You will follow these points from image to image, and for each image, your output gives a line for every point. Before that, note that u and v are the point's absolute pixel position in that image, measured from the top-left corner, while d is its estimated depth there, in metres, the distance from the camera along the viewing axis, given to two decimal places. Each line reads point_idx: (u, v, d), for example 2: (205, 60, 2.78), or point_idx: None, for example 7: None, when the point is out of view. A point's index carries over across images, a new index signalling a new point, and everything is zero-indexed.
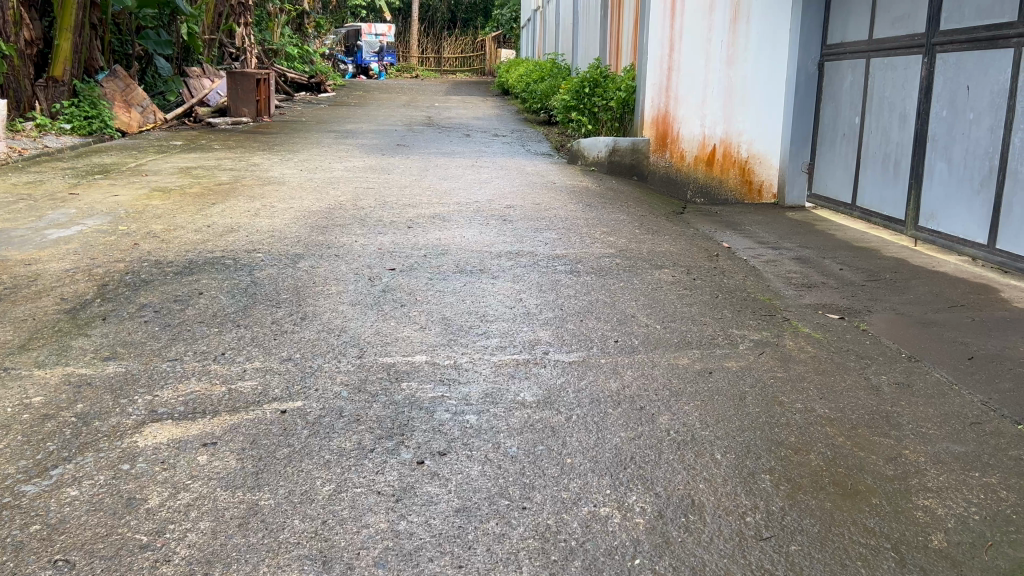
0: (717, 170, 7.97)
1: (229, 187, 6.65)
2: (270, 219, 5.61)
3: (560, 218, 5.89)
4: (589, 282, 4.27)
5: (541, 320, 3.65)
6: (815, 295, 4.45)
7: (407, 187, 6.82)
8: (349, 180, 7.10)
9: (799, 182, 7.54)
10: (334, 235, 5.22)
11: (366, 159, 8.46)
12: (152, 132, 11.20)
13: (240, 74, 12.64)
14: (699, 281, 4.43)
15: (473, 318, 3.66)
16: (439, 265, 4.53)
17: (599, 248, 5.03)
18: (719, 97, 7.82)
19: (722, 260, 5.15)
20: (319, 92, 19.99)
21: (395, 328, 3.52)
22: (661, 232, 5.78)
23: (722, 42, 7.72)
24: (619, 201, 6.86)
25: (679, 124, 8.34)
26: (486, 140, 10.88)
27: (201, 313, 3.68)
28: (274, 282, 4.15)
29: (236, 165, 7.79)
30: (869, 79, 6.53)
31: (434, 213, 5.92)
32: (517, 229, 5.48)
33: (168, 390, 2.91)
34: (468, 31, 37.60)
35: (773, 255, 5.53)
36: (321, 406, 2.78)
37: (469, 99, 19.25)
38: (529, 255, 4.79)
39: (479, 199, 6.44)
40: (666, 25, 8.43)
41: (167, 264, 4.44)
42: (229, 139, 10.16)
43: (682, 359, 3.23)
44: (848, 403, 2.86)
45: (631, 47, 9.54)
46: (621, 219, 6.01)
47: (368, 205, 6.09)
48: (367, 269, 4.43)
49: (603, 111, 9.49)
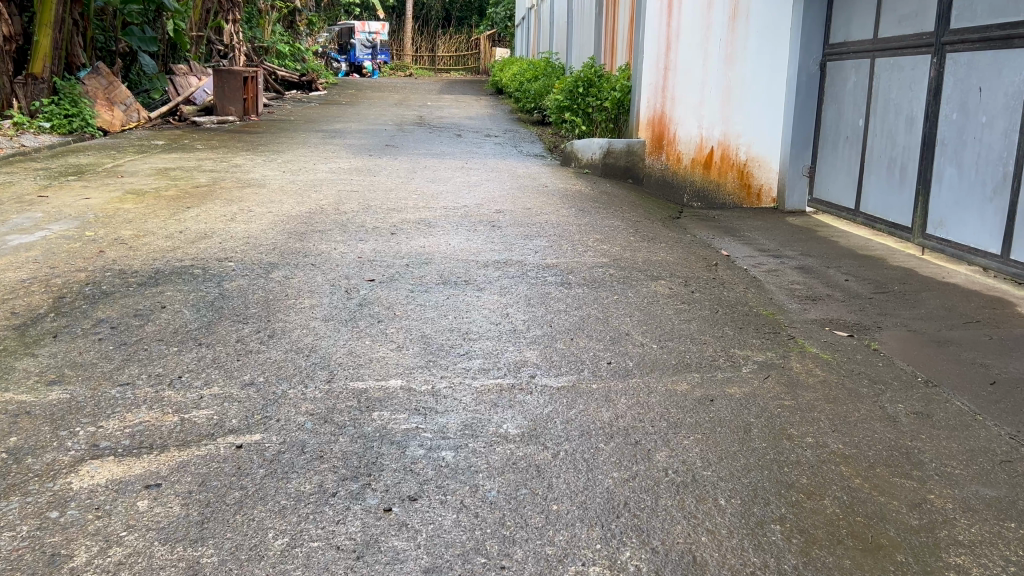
0: (715, 173, 7.71)
1: (207, 190, 6.37)
2: (247, 225, 5.33)
3: (552, 224, 5.63)
4: (581, 295, 4.01)
5: (528, 339, 3.38)
6: (820, 309, 4.19)
7: (393, 190, 6.55)
8: (333, 182, 6.82)
9: (799, 186, 7.30)
10: (313, 242, 4.95)
11: (352, 160, 8.18)
12: (135, 131, 10.90)
13: (226, 71, 12.30)
14: (698, 294, 4.17)
15: (455, 335, 3.39)
16: (422, 276, 4.26)
17: (592, 257, 4.77)
18: (717, 97, 7.56)
19: (721, 270, 4.89)
20: (311, 90, 19.67)
21: (370, 348, 3.25)
22: (658, 239, 5.53)
23: (721, 41, 7.46)
24: (613, 205, 6.58)
25: (675, 125, 8.06)
26: (477, 141, 10.62)
27: (161, 330, 3.41)
28: (243, 295, 3.87)
29: (217, 167, 7.50)
30: (874, 79, 6.29)
31: (420, 218, 5.65)
32: (506, 236, 5.21)
33: (114, 420, 2.63)
34: (462, 30, 37.33)
35: (775, 265, 5.27)
36: (281, 440, 2.51)
37: (462, 99, 18.98)
38: (518, 265, 4.52)
39: (468, 203, 6.18)
40: (663, 22, 8.15)
41: (131, 274, 4.16)
42: (213, 138, 9.87)
43: (680, 384, 2.97)
44: (864, 438, 2.61)
45: (626, 46, 9.27)
46: (615, 225, 5.74)
47: (351, 210, 5.82)
48: (344, 280, 4.16)
49: (597, 112, 9.20)
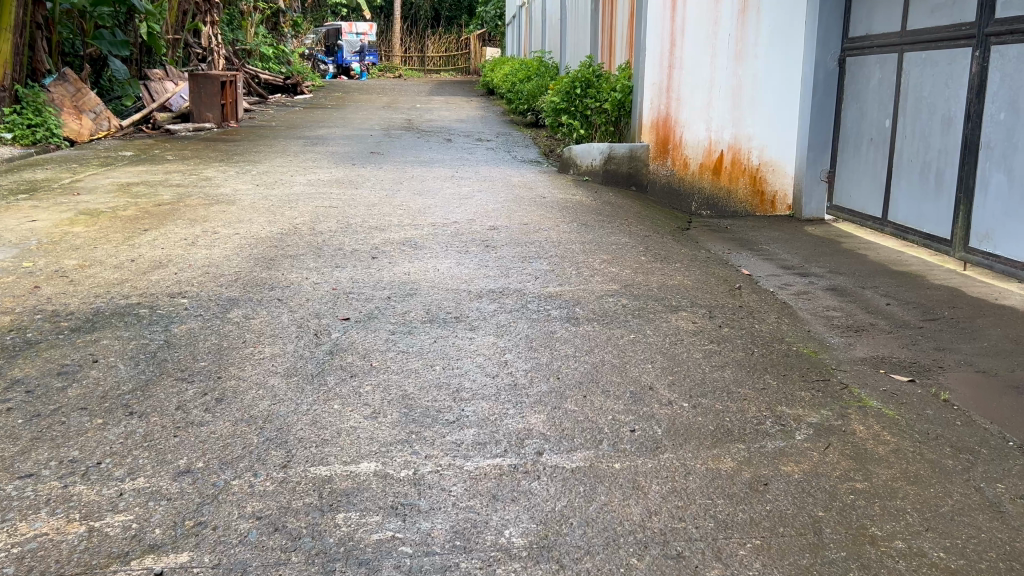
0: (725, 179, 7.17)
1: (170, 208, 5.76)
2: (209, 250, 4.73)
3: (552, 242, 5.04)
4: (592, 334, 3.42)
5: (532, 398, 2.79)
6: (868, 345, 3.61)
7: (377, 205, 5.95)
8: (311, 197, 6.23)
9: (818, 192, 6.73)
10: (282, 270, 4.35)
11: (333, 171, 7.58)
12: (105, 141, 10.27)
13: (203, 76, 11.70)
14: (727, 329, 3.59)
15: (443, 395, 2.80)
16: (405, 312, 3.68)
17: (601, 284, 4.18)
18: (726, 96, 7.04)
19: (746, 295, 4.30)
20: (296, 93, 19.05)
21: (339, 415, 2.65)
22: (672, 257, 4.94)
23: (729, 36, 6.93)
24: (619, 218, 6.00)
25: (681, 128, 7.50)
26: (468, 146, 10.03)
27: (86, 394, 2.80)
28: (194, 343, 3.28)
29: (185, 181, 6.90)
30: (903, 75, 5.72)
31: (405, 238, 5.07)
32: (503, 259, 4.62)
33: (1, 533, 2.03)
34: (452, 30, 36.74)
35: (803, 287, 4.70)
36: (214, 563, 1.92)
37: (452, 100, 18.43)
38: (516, 296, 3.94)
39: (458, 219, 5.58)
40: (665, 18, 7.58)
41: (65, 317, 3.56)
42: (187, 148, 9.26)
43: (722, 462, 2.39)
44: (968, 539, 2.04)
45: (625, 44, 8.69)
46: (623, 242, 5.15)
47: (328, 229, 5.23)
48: (313, 319, 3.57)
49: (597, 114, 8.54)
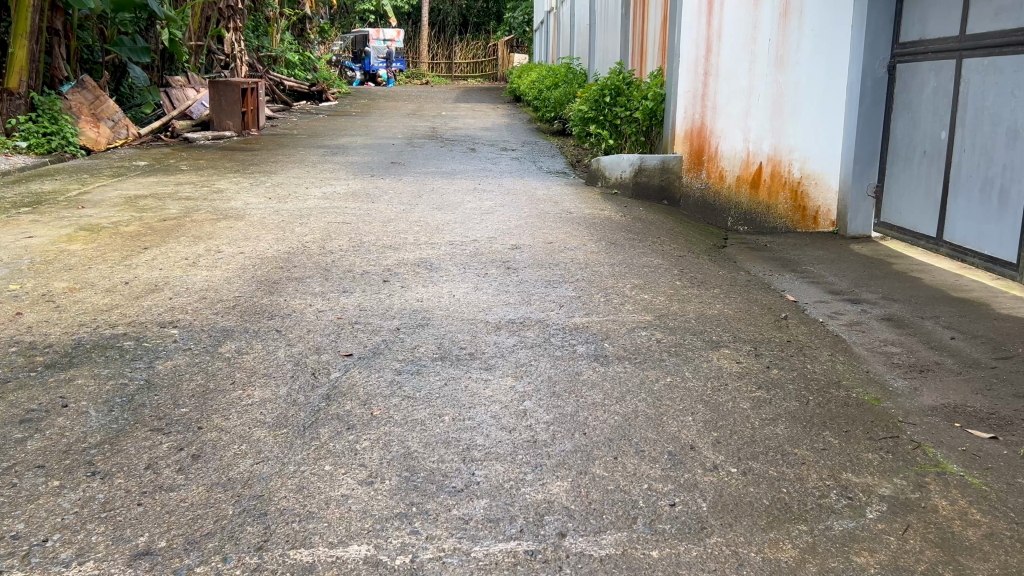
0: (764, 193, 6.74)
1: (175, 223, 5.46)
2: (210, 272, 4.41)
3: (578, 264, 4.66)
4: (622, 376, 3.02)
5: (553, 459, 2.40)
6: (937, 390, 3.19)
7: (392, 221, 5.61)
8: (324, 211, 5.90)
9: (864, 208, 6.33)
10: (284, 295, 4.01)
11: (350, 183, 7.26)
12: (122, 150, 10.04)
13: (224, 83, 11.48)
14: (777, 371, 3.18)
15: (450, 454, 2.42)
16: (414, 347, 3.32)
17: (632, 314, 3.78)
18: (767, 106, 6.59)
19: (793, 327, 3.88)
20: (320, 101, 18.85)
21: (329, 480, 2.29)
22: (709, 281, 4.52)
23: (770, 42, 6.49)
24: (650, 236, 5.60)
25: (717, 139, 7.04)
26: (492, 156, 9.68)
27: (48, 448, 2.46)
28: (177, 385, 2.94)
29: (196, 193, 6.61)
30: (961, 84, 5.28)
31: (420, 258, 4.71)
32: (525, 284, 4.25)
33: None
34: (479, 36, 36.50)
35: (855, 316, 4.27)
36: None
37: (478, 107, 18.13)
38: (538, 328, 3.56)
39: (478, 237, 5.22)
40: (701, 22, 7.12)
41: (42, 350, 3.23)
42: (203, 158, 9.00)
43: (782, 550, 1.99)
44: None
45: (657, 50, 8.26)
46: (655, 264, 4.75)
47: (338, 248, 4.89)
48: (312, 354, 3.22)
49: (626, 124, 8.10)
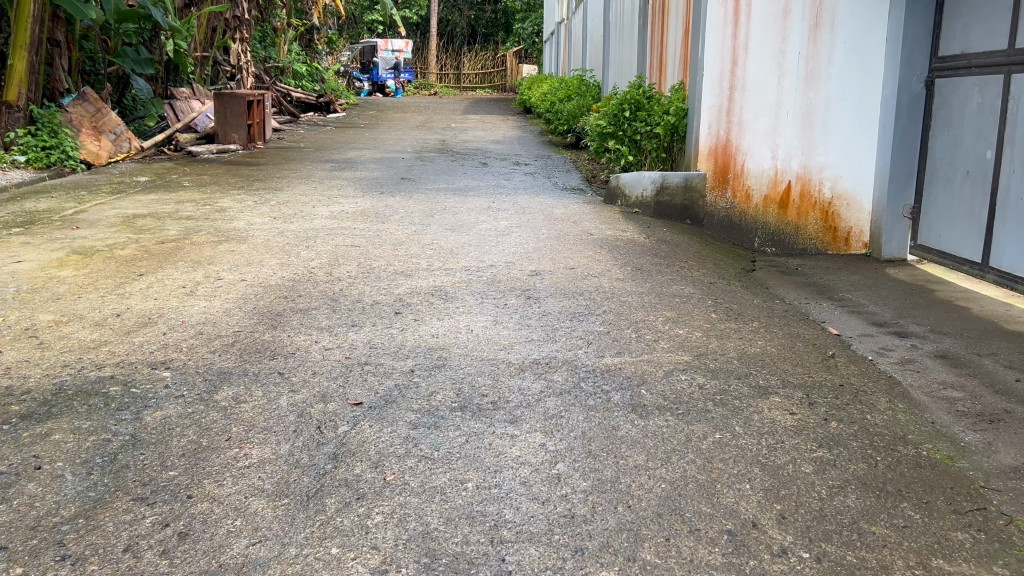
0: (793, 214, 6.43)
1: (173, 247, 5.17)
2: (208, 302, 4.10)
3: (603, 293, 4.34)
4: (664, 432, 2.69)
5: (596, 542, 2.07)
6: (1015, 445, 2.84)
7: (404, 243, 5.30)
8: (331, 232, 5.60)
9: (899, 231, 5.97)
10: (287, 329, 3.69)
11: (359, 200, 6.96)
12: (124, 164, 9.77)
13: (230, 95, 11.27)
14: (836, 425, 2.84)
15: (476, 535, 2.09)
16: (430, 394, 3.00)
17: (668, 354, 3.46)
18: (796, 121, 6.29)
19: (843, 368, 3.54)
20: (328, 112, 18.65)
21: (336, 569, 1.96)
22: (746, 313, 4.19)
23: (800, 55, 6.20)
24: (677, 260, 5.27)
25: (743, 156, 6.74)
26: (505, 171, 9.37)
27: (14, 524, 2.15)
28: (166, 441, 2.62)
29: (197, 212, 6.33)
30: (1010, 100, 4.94)
31: (433, 286, 4.40)
32: (548, 317, 3.93)
33: None
34: (488, 47, 36.28)
35: (906, 353, 3.93)
36: None
37: (489, 119, 17.87)
38: (566, 369, 3.24)
39: (494, 262, 4.90)
40: (727, 34, 6.80)
41: (19, 397, 2.92)
42: (206, 173, 8.73)
43: None
44: None
45: (678, 63, 7.95)
46: (687, 293, 4.43)
47: (346, 274, 4.58)
48: (317, 403, 2.90)
49: (647, 139, 7.80)
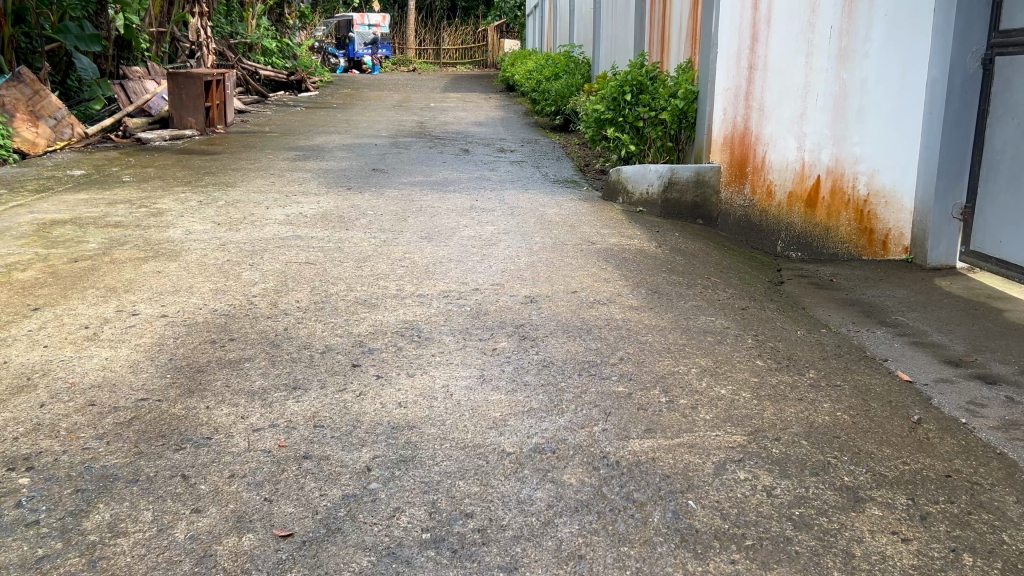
0: (822, 213, 5.57)
1: (88, 266, 4.24)
2: (111, 351, 3.18)
3: (616, 330, 3.47)
4: None
5: None
6: None
7: (368, 259, 4.40)
8: (283, 244, 4.69)
9: (948, 233, 5.04)
10: (207, 397, 2.79)
11: (321, 199, 6.03)
12: (64, 153, 8.75)
13: (185, 76, 10.25)
14: (971, 562, 1.99)
15: None
16: (392, 513, 2.12)
17: (713, 432, 2.58)
18: (826, 107, 5.40)
19: (940, 444, 2.69)
20: (299, 90, 17.65)
21: None
22: (797, 357, 3.34)
23: (830, 29, 5.29)
24: (698, 278, 4.41)
25: (763, 146, 5.86)
26: (490, 158, 8.45)
27: None
28: None
29: (128, 217, 5.38)
30: None
31: (403, 323, 3.50)
32: (550, 369, 3.05)
33: None
34: (469, 21, 35.06)
35: (1004, 412, 3.05)
36: None
37: (469, 97, 16.86)
38: (580, 462, 2.37)
39: (479, 285, 4.02)
40: (747, 6, 5.91)
41: None
42: (152, 164, 7.74)
43: None
44: None
45: (685, 39, 7.05)
46: (720, 328, 3.56)
47: (295, 306, 3.68)
48: (229, 539, 2.02)
49: (651, 127, 6.90)
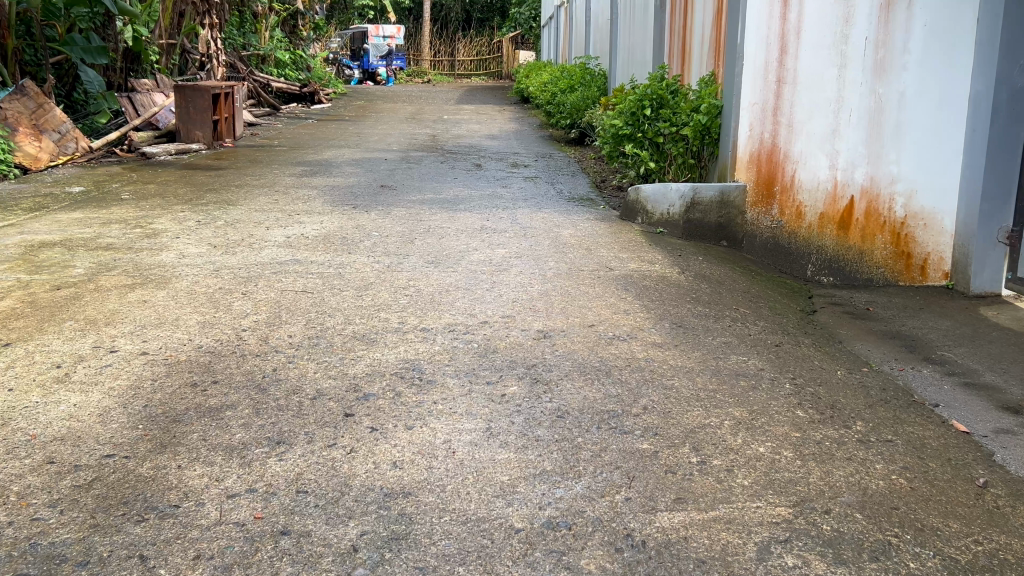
0: (856, 236, 5.17)
1: (69, 295, 3.96)
2: (78, 397, 2.88)
3: (637, 372, 3.13)
4: None
5: None
6: None
7: (369, 287, 4.10)
8: (279, 270, 4.39)
9: (993, 258, 4.69)
10: (181, 454, 2.49)
11: (323, 218, 5.74)
12: (66, 168, 8.53)
13: (192, 89, 10.03)
14: None
15: None
16: None
17: (753, 502, 2.25)
18: (861, 122, 5.00)
19: (1013, 514, 2.33)
20: (312, 102, 17.46)
21: None
22: (841, 405, 2.99)
23: (866, 39, 4.91)
24: (726, 309, 4.07)
25: (792, 165, 5.44)
26: (504, 174, 8.14)
27: None
28: None
29: (120, 238, 5.11)
30: None
31: (403, 362, 3.19)
32: (564, 420, 2.72)
33: None
34: (484, 32, 34.90)
35: None
36: None
37: (483, 109, 16.59)
38: (600, 543, 2.04)
39: (488, 317, 3.70)
40: (772, 11, 5.44)
41: None
42: (153, 181, 7.49)
43: None
44: None
45: (707, 51, 6.72)
46: (753, 370, 3.22)
47: (287, 342, 3.37)
48: None
49: (671, 143, 6.60)
